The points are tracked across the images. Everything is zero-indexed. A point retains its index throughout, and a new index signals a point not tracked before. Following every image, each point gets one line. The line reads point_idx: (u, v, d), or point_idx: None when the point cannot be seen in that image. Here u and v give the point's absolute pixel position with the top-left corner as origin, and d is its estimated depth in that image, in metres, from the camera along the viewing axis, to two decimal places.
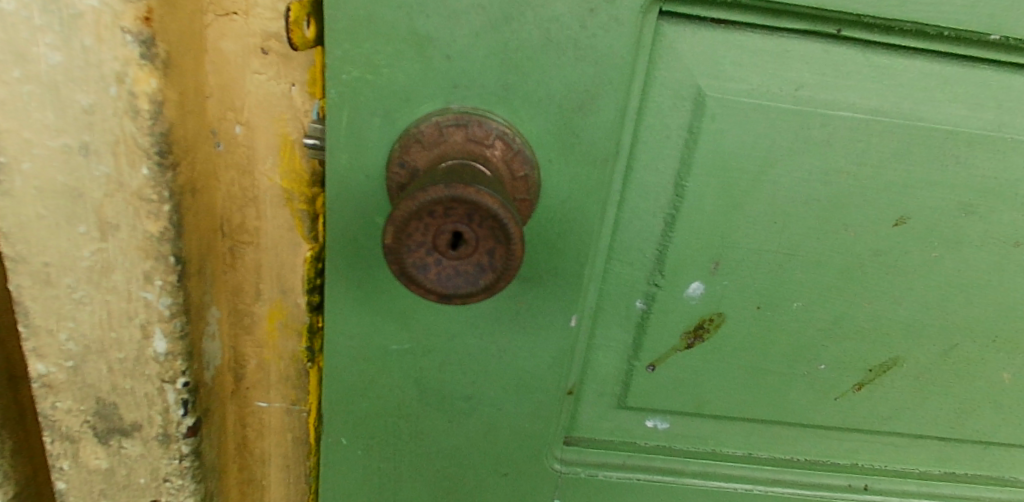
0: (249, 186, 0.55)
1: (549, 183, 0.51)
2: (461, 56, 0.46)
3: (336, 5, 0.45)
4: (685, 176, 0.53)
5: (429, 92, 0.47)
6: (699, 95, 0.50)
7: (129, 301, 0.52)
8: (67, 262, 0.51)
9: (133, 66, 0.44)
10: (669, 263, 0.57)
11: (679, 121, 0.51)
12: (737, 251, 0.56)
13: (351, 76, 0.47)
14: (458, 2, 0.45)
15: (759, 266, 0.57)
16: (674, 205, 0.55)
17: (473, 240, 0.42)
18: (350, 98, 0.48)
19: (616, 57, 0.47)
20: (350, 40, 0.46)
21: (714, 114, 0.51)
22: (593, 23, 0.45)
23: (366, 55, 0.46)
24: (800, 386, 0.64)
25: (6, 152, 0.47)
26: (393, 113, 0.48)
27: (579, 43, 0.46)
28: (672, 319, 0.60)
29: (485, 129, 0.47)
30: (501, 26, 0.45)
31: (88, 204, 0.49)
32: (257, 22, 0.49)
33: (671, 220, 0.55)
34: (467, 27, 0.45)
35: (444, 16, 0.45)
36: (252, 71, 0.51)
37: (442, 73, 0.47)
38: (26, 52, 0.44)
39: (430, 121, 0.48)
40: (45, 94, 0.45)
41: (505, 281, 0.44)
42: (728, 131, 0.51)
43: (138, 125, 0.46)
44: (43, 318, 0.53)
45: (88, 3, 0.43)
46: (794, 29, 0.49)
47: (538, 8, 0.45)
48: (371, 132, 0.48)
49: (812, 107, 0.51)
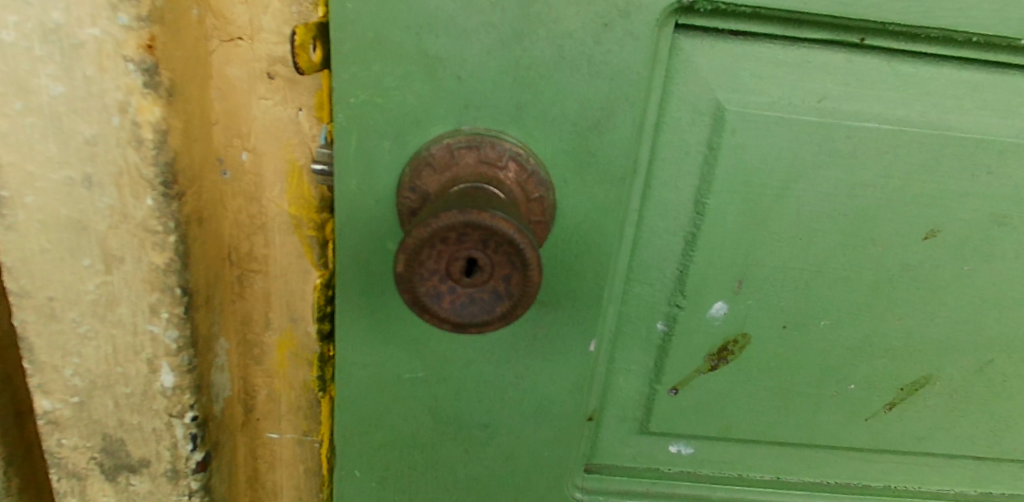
0: (257, 213, 0.54)
1: (565, 204, 0.49)
2: (472, 76, 0.45)
3: (343, 27, 0.43)
4: (706, 193, 0.51)
5: (440, 113, 0.46)
6: (718, 109, 0.49)
7: (135, 335, 0.50)
8: (71, 297, 0.49)
9: (136, 95, 0.43)
10: (690, 283, 0.55)
11: (698, 137, 0.50)
12: (760, 269, 0.54)
13: (359, 99, 0.46)
14: (468, 21, 0.43)
15: (785, 284, 0.55)
16: (694, 223, 0.53)
17: (488, 266, 0.41)
18: (358, 122, 0.46)
19: (633, 73, 0.45)
20: (357, 62, 0.44)
21: (734, 129, 0.49)
22: (607, 38, 0.44)
23: (373, 78, 0.45)
24: (830, 407, 0.62)
25: (8, 186, 0.46)
26: (403, 137, 0.47)
27: (593, 60, 0.45)
28: (694, 341, 0.58)
29: (498, 151, 0.46)
30: (512, 44, 0.44)
31: (92, 237, 0.47)
32: (262, 47, 0.49)
33: (692, 239, 0.53)
34: (477, 46, 0.44)
35: (454, 36, 0.44)
36: (259, 96, 0.50)
37: (453, 93, 0.45)
38: (28, 84, 0.43)
39: (441, 143, 0.46)
40: (47, 126, 0.44)
41: (522, 308, 0.42)
42: (749, 145, 0.49)
43: (142, 154, 0.45)
44: (48, 354, 0.51)
45: (89, 32, 0.42)
46: (816, 39, 0.47)
47: (550, 25, 0.43)
48: (380, 156, 0.47)
49: (836, 119, 0.49)
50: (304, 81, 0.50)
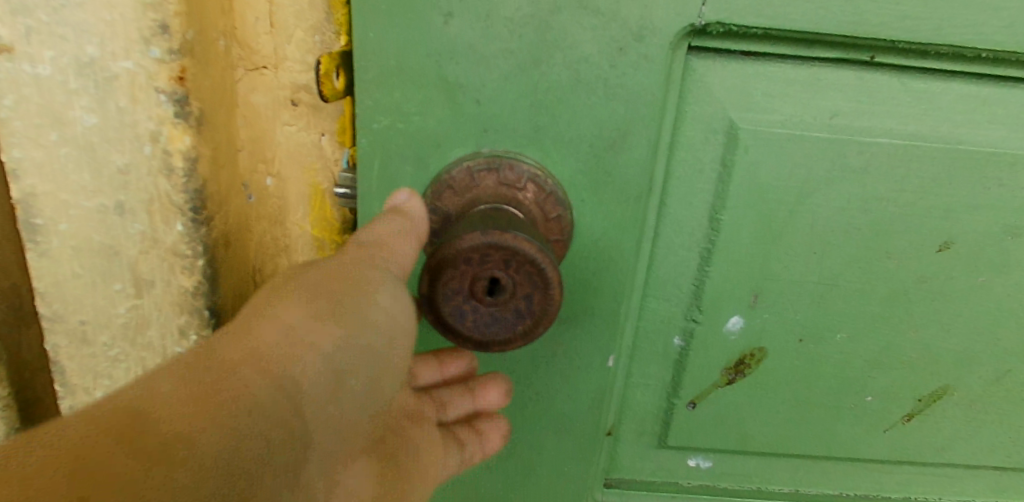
0: (281, 235, 0.56)
1: (583, 222, 0.50)
2: (491, 100, 0.46)
3: (365, 56, 0.45)
4: (720, 209, 0.52)
5: (459, 137, 0.47)
6: (731, 127, 0.50)
7: (164, 357, 0.52)
8: (103, 321, 0.50)
9: (168, 125, 0.45)
10: (707, 298, 0.56)
11: (712, 155, 0.51)
12: (776, 283, 0.55)
13: (382, 125, 0.47)
14: (487, 48, 0.45)
15: (800, 298, 0.56)
16: (709, 239, 0.54)
17: (510, 286, 0.41)
18: (381, 146, 0.47)
19: (648, 95, 0.46)
20: (380, 90, 0.46)
21: (747, 147, 0.50)
22: (622, 61, 0.45)
23: (396, 104, 0.46)
24: (848, 419, 0.62)
25: (43, 214, 0.47)
26: (425, 159, 0.48)
27: (609, 82, 0.46)
28: (712, 355, 0.58)
29: (517, 173, 0.47)
30: (530, 68, 0.45)
31: (124, 262, 0.49)
32: (287, 75, 0.51)
33: (708, 254, 0.54)
34: (496, 71, 0.45)
35: (473, 62, 0.45)
36: (283, 123, 0.52)
37: (472, 118, 0.47)
38: (63, 116, 0.44)
39: (461, 166, 0.47)
40: (81, 156, 0.45)
41: (543, 326, 0.43)
42: (762, 162, 0.50)
43: (172, 183, 0.46)
44: (79, 376, 0.52)
45: (121, 65, 0.43)
46: (827, 58, 0.48)
47: (567, 49, 0.45)
48: (404, 179, 0.49)
49: (847, 134, 0.50)
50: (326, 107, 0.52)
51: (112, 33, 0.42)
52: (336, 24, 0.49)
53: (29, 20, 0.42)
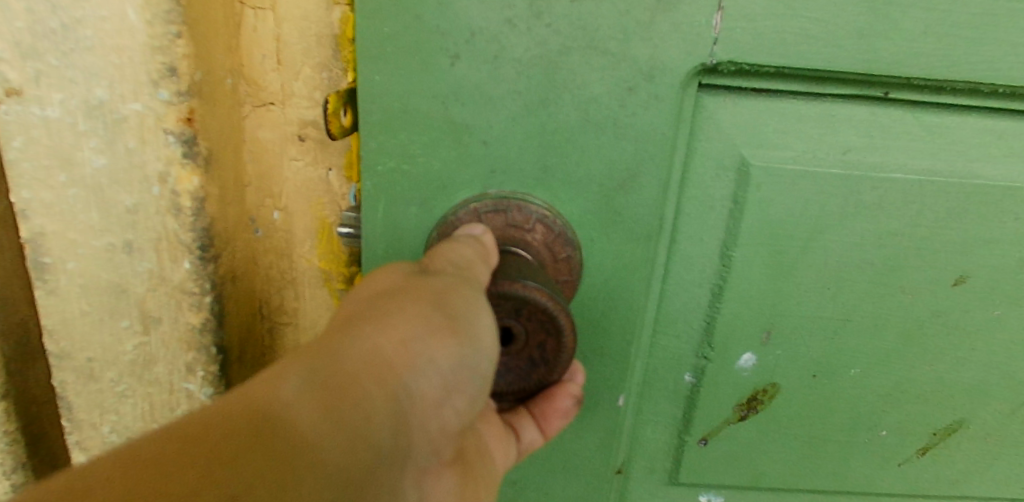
0: (288, 268, 0.55)
1: (591, 262, 0.50)
2: (498, 141, 0.46)
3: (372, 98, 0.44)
4: (731, 246, 0.52)
5: (465, 178, 0.47)
6: (743, 164, 0.49)
7: (171, 393, 0.51)
8: (110, 358, 0.50)
9: (176, 165, 0.45)
10: (718, 335, 0.55)
11: (722, 192, 0.50)
12: (789, 320, 0.54)
13: (386, 167, 0.47)
14: (493, 89, 0.44)
15: (811, 333, 0.55)
16: (720, 276, 0.53)
17: (522, 334, 0.41)
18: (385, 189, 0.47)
19: (658, 134, 0.46)
20: (384, 131, 0.45)
21: (759, 184, 0.49)
22: (632, 101, 0.45)
23: (401, 145, 0.46)
24: (863, 453, 0.61)
25: (52, 253, 0.47)
26: (430, 201, 0.48)
27: (619, 122, 0.45)
28: (724, 391, 0.57)
29: (525, 214, 0.47)
30: (537, 109, 0.45)
31: (131, 299, 0.48)
32: (294, 111, 0.50)
33: (719, 290, 0.53)
34: (503, 112, 0.45)
35: (479, 104, 0.45)
36: (290, 157, 0.52)
37: (479, 159, 0.46)
38: (72, 157, 0.44)
39: (468, 207, 0.47)
40: (89, 196, 0.45)
41: (558, 374, 0.42)
42: (774, 199, 0.50)
43: (180, 222, 0.46)
44: (87, 413, 0.52)
45: (130, 107, 0.43)
46: (840, 94, 0.47)
47: (575, 90, 0.44)
48: (407, 221, 0.48)
49: (862, 171, 0.49)
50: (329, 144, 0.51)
51: (121, 76, 0.42)
52: (343, 61, 0.49)
53: (38, 64, 0.42)
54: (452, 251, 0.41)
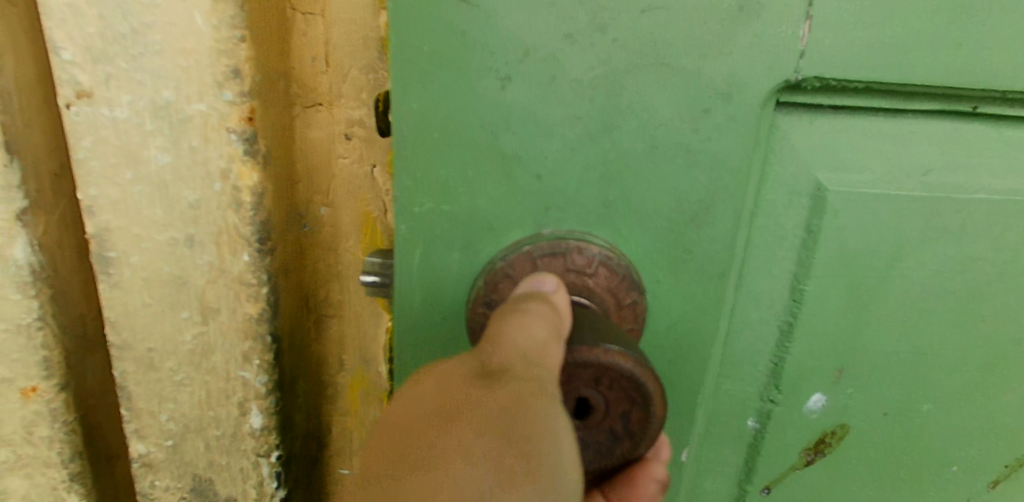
0: (334, 262, 0.58)
1: (658, 304, 0.50)
2: (553, 174, 0.45)
3: (415, 123, 0.43)
4: (804, 279, 0.52)
5: (518, 217, 0.46)
6: (818, 190, 0.49)
7: (227, 380, 0.54)
8: (169, 347, 0.53)
9: (237, 162, 0.47)
10: (785, 380, 0.56)
11: (795, 220, 0.51)
12: (863, 357, 0.55)
13: (424, 208, 0.46)
14: (549, 116, 0.44)
15: (889, 371, 0.56)
16: (790, 312, 0.54)
17: (603, 407, 0.39)
18: (422, 229, 0.47)
19: (734, 159, 0.45)
20: (420, 169, 0.45)
21: (836, 211, 0.50)
22: (705, 125, 0.44)
23: (439, 182, 0.45)
24: (936, 491, 0.63)
25: (117, 247, 0.50)
26: (475, 243, 0.47)
27: (692, 149, 0.45)
28: (791, 431, 0.59)
29: (587, 256, 0.46)
30: (598, 136, 0.44)
31: (191, 291, 0.51)
32: (342, 112, 0.53)
33: (789, 329, 0.54)
34: (558, 141, 0.44)
35: (534, 132, 0.44)
36: (337, 155, 0.55)
37: (531, 194, 0.46)
38: (139, 155, 0.47)
39: (521, 249, 0.46)
40: (154, 193, 0.48)
41: (642, 447, 0.41)
42: (850, 228, 0.50)
43: (240, 216, 0.49)
44: (145, 401, 0.55)
45: (195, 107, 0.46)
46: (921, 108, 0.48)
47: (642, 114, 0.44)
48: (449, 267, 0.48)
49: (942, 192, 0.50)
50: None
51: (188, 78, 0.45)
52: (389, 62, 0.52)
53: (108, 67, 0.45)
54: (524, 332, 0.35)
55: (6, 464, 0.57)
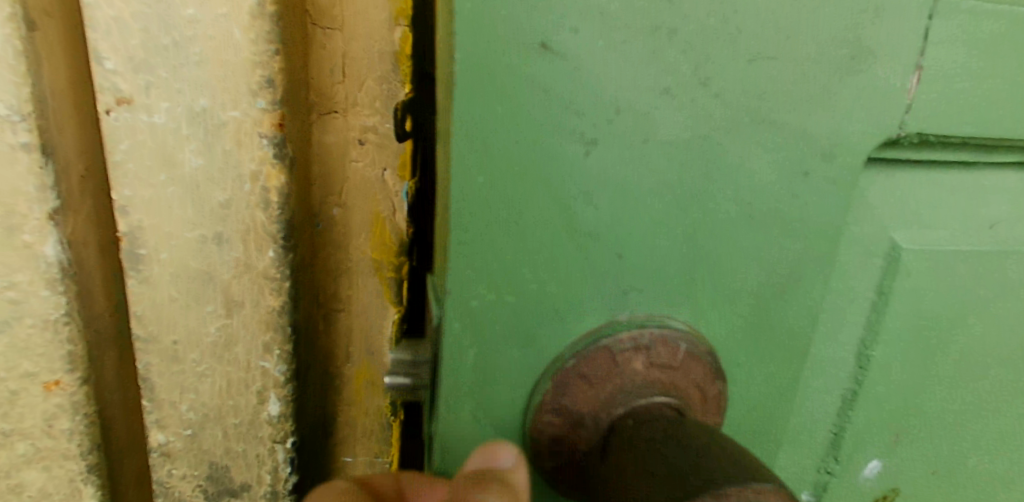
0: (343, 259, 0.63)
1: (741, 378, 0.52)
2: (634, 252, 0.45)
3: (484, 202, 0.42)
4: (871, 345, 0.58)
5: (595, 299, 0.46)
6: (894, 250, 0.55)
7: (248, 370, 0.57)
8: (193, 340, 0.56)
9: (266, 165, 0.51)
10: (844, 447, 0.62)
11: (867, 282, 0.56)
12: (920, 417, 0.63)
13: (482, 301, 0.44)
14: (642, 184, 0.43)
15: (938, 426, 0.64)
16: (856, 377, 0.59)
17: None
18: (481, 323, 0.45)
19: (828, 227, 0.48)
20: (490, 254, 0.43)
21: (908, 272, 0.55)
22: (802, 187, 0.46)
23: (504, 263, 0.44)
24: None
25: (147, 244, 0.53)
26: (541, 331, 0.46)
27: (786, 215, 0.46)
28: (848, 489, 0.65)
29: (671, 347, 0.47)
30: (690, 205, 0.44)
31: (217, 285, 0.54)
32: (356, 119, 0.58)
33: (854, 394, 0.60)
34: (648, 209, 0.44)
35: (624, 203, 0.43)
36: (351, 159, 0.59)
37: (611, 273, 0.45)
38: (173, 158, 0.50)
39: (600, 346, 0.46)
40: (186, 193, 0.51)
41: None
42: (922, 292, 0.57)
43: (267, 214, 0.52)
44: (167, 391, 0.58)
45: (230, 114, 0.50)
46: (992, 162, 0.55)
47: (738, 175, 0.44)
48: (507, 362, 0.46)
49: (1004, 244, 0.58)
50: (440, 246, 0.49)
51: (224, 87, 0.49)
52: (402, 75, 0.57)
53: (149, 76, 0.48)
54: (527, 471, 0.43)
55: (23, 456, 0.59)
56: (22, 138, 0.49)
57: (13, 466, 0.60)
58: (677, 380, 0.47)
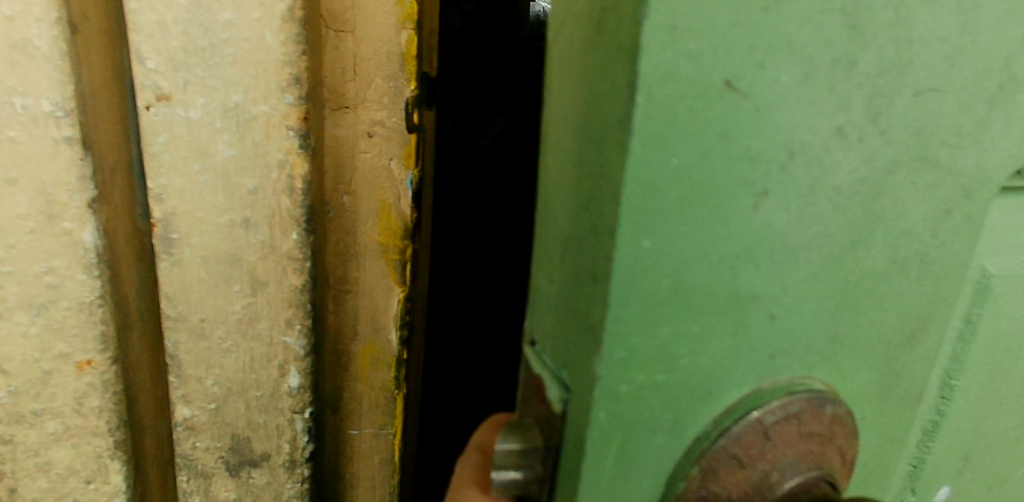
0: (352, 242, 0.68)
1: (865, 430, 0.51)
2: (787, 311, 0.43)
3: (649, 266, 0.39)
4: (959, 375, 0.58)
5: (744, 368, 0.43)
6: (986, 279, 0.55)
7: (270, 345, 0.62)
8: (220, 318, 0.61)
9: (292, 154, 0.56)
10: (924, 478, 0.61)
11: (963, 315, 0.56)
12: (982, 442, 0.63)
13: (638, 381, 0.41)
14: (800, 238, 0.41)
15: (998, 445, 0.65)
16: (940, 409, 0.59)
17: None
18: (621, 417, 0.41)
19: (950, 267, 0.49)
20: (641, 327, 0.39)
21: (1000, 297, 0.56)
22: (941, 227, 0.47)
23: (663, 341, 0.40)
24: None
25: (179, 229, 0.58)
26: (686, 414, 0.43)
27: (926, 254, 0.47)
28: None
29: (822, 413, 0.46)
30: (844, 256, 0.43)
31: (244, 266, 0.59)
32: (365, 114, 0.64)
33: (939, 420, 0.59)
34: (806, 266, 0.42)
35: (785, 259, 0.41)
36: (360, 150, 0.65)
37: (764, 339, 0.43)
38: (207, 148, 0.55)
39: (752, 417, 0.44)
40: (217, 181, 0.56)
41: None
42: (1001, 315, 0.58)
43: (292, 200, 0.58)
44: (194, 367, 0.63)
45: (260, 109, 0.55)
46: None
47: (893, 223, 0.44)
48: (647, 446, 0.42)
49: None
50: (551, 321, 0.45)
51: (255, 84, 0.54)
52: (408, 73, 0.63)
53: (187, 74, 0.53)
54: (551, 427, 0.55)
55: (53, 434, 0.63)
56: (65, 133, 0.54)
57: (43, 445, 0.63)
58: (818, 445, 0.46)
